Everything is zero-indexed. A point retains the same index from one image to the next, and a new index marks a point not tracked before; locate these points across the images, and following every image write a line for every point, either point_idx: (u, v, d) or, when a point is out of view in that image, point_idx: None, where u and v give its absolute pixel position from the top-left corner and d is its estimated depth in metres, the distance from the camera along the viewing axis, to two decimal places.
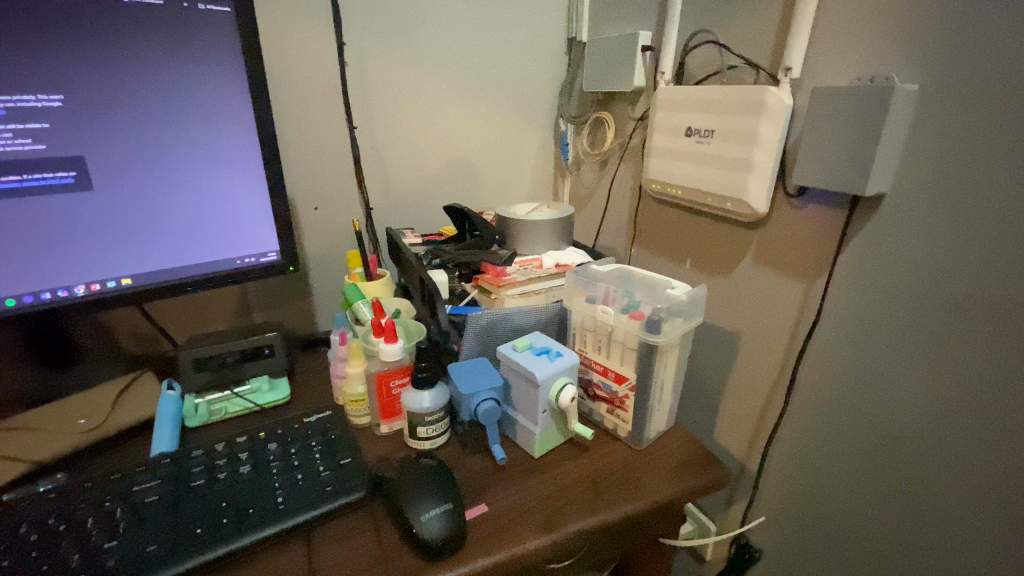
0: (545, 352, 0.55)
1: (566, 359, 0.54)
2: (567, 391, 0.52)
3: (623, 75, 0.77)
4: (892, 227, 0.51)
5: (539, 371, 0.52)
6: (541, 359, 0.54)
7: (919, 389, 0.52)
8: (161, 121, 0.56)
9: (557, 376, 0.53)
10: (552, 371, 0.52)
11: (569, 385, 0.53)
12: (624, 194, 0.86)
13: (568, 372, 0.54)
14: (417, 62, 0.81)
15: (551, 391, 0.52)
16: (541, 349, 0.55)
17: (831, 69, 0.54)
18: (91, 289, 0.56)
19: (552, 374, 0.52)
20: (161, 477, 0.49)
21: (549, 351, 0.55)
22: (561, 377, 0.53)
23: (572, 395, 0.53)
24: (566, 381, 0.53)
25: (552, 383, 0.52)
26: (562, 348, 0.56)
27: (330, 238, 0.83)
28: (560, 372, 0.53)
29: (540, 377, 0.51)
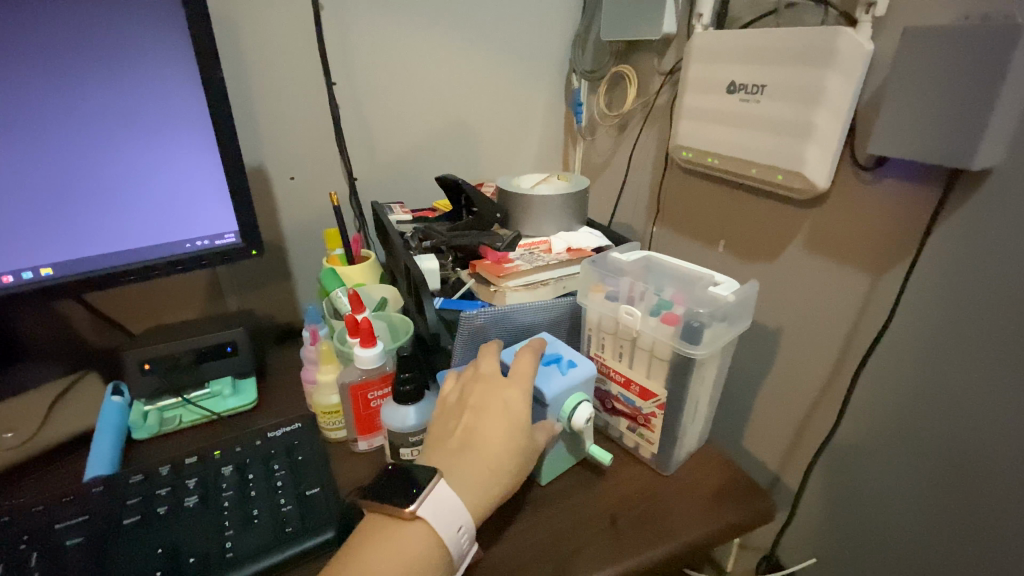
0: (554, 361, 0.45)
1: (581, 370, 0.45)
2: (582, 411, 0.44)
3: (650, 19, 0.64)
4: (995, 212, 0.41)
5: (547, 390, 0.43)
6: (551, 371, 0.45)
7: (1014, 415, 0.42)
8: (77, 70, 0.44)
9: (570, 393, 0.44)
10: (564, 389, 0.43)
11: (585, 402, 0.44)
12: (646, 163, 0.74)
13: (583, 387, 0.45)
14: (405, 4, 0.69)
15: (562, 411, 0.43)
16: (551, 356, 0.46)
17: (929, 3, 0.42)
18: (2, 282, 0.46)
19: (563, 391, 0.43)
20: (89, 512, 0.40)
21: (561, 359, 0.46)
22: (575, 393, 0.44)
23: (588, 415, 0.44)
24: (582, 398, 0.44)
25: (563, 401, 0.44)
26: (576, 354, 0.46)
27: (309, 214, 0.73)
28: (573, 388, 0.44)
29: (548, 397, 0.42)
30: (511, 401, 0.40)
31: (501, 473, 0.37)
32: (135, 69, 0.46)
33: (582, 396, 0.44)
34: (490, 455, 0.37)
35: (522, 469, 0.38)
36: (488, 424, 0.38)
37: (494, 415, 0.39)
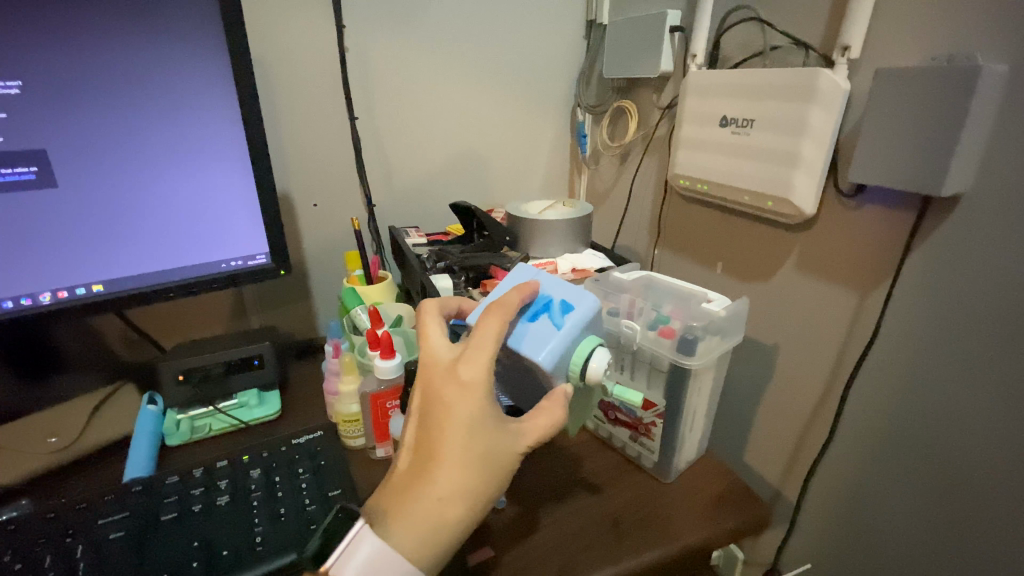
0: (542, 318, 0.40)
1: (575, 314, 0.40)
2: (598, 358, 0.40)
3: (648, 59, 0.69)
4: (966, 236, 0.44)
5: (545, 352, 0.38)
6: (542, 326, 0.40)
7: (996, 426, 0.44)
8: (133, 108, 0.50)
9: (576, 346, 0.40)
10: (564, 344, 0.39)
11: (596, 349, 0.41)
12: (647, 190, 0.79)
13: (580, 333, 0.40)
14: (423, 47, 0.75)
15: (576, 367, 0.40)
16: (539, 306, 0.41)
17: (898, 48, 0.46)
18: (58, 296, 0.51)
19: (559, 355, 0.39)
20: (129, 509, 0.44)
21: (551, 307, 0.41)
22: (582, 341, 0.40)
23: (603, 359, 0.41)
24: (592, 345, 0.41)
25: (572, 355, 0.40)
26: (570, 295, 0.42)
27: (331, 237, 0.77)
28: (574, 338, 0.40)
29: (553, 357, 0.38)
30: (460, 397, 0.36)
31: (469, 483, 0.35)
32: (185, 107, 0.52)
33: (591, 341, 0.41)
34: (446, 469, 0.35)
35: (485, 469, 0.35)
36: (435, 433, 0.35)
37: (444, 421, 0.35)
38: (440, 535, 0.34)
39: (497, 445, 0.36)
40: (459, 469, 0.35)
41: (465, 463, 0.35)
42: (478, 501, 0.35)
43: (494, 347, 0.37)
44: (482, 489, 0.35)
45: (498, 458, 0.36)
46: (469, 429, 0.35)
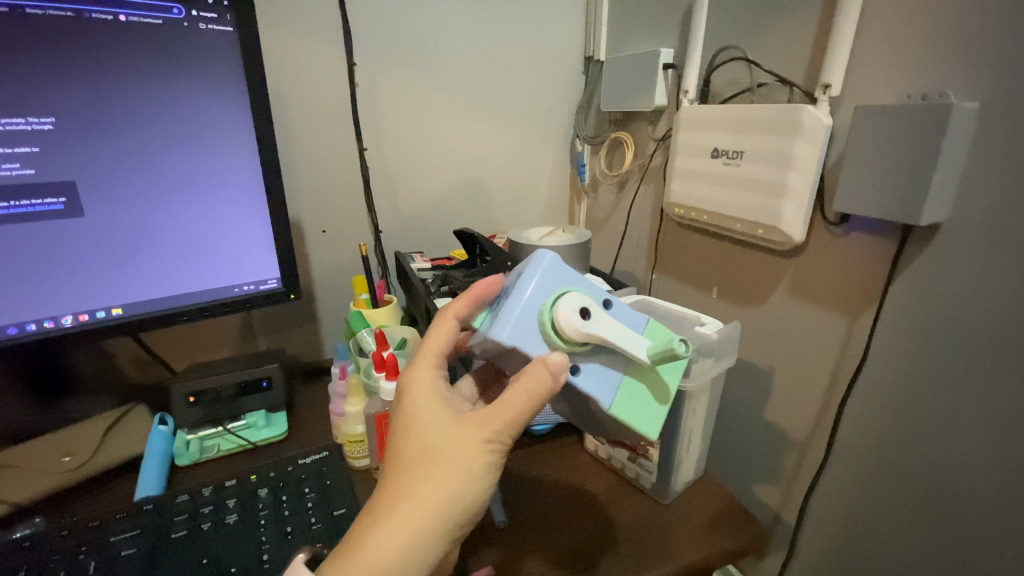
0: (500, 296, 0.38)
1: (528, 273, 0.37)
2: (567, 306, 0.35)
3: (643, 94, 0.73)
4: (947, 262, 0.46)
5: (494, 320, 0.35)
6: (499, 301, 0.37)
7: (986, 446, 0.45)
8: (158, 143, 0.53)
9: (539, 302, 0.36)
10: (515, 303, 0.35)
11: (562, 297, 0.35)
12: (644, 217, 0.81)
13: (538, 292, 0.36)
14: (429, 81, 0.79)
15: (549, 327, 0.35)
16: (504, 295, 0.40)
17: (875, 86, 0.49)
18: (79, 319, 0.53)
19: (515, 325, 0.35)
20: (140, 527, 0.45)
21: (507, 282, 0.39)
22: (543, 293, 0.36)
23: (576, 305, 0.35)
24: (556, 296, 0.36)
25: (536, 312, 0.35)
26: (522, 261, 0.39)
27: (339, 263, 0.80)
28: (528, 292, 0.35)
29: (506, 321, 0.35)
30: (405, 404, 0.39)
31: (426, 483, 0.36)
32: (206, 141, 0.55)
33: (557, 291, 0.36)
34: (393, 469, 0.37)
35: (427, 463, 0.36)
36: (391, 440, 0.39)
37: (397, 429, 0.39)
38: (407, 544, 0.34)
39: (440, 439, 0.37)
40: (403, 467, 0.37)
41: (416, 464, 0.37)
42: (443, 499, 0.36)
43: (437, 351, 0.41)
44: (441, 486, 0.36)
45: (450, 451, 0.37)
46: (415, 425, 0.38)
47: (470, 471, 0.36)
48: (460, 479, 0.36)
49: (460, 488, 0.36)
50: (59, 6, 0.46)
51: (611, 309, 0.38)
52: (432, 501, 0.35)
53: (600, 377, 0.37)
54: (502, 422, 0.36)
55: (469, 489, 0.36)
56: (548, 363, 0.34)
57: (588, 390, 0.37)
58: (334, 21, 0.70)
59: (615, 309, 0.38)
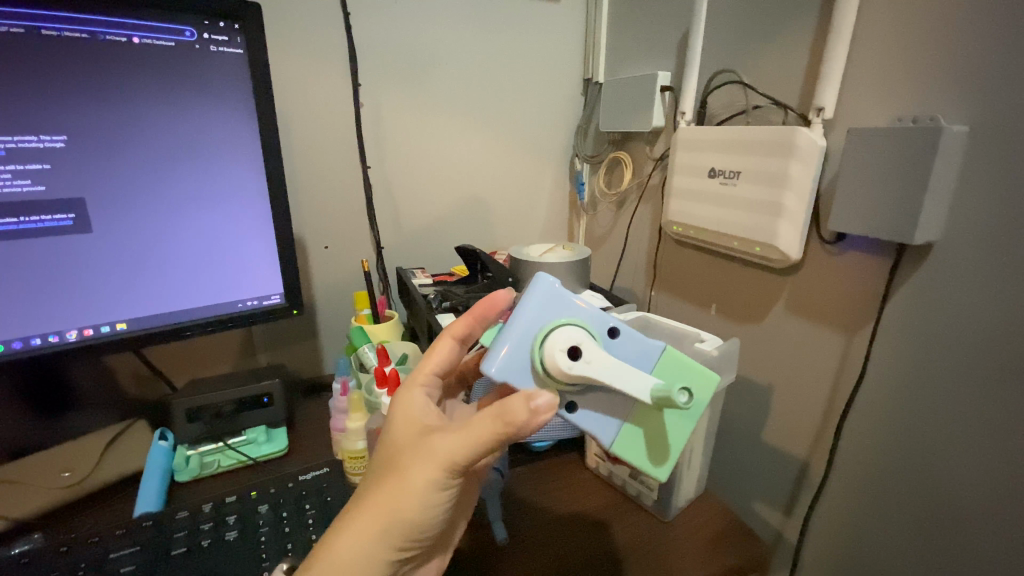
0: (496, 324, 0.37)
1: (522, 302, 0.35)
2: (557, 343, 0.33)
3: (641, 115, 0.75)
4: (940, 281, 0.47)
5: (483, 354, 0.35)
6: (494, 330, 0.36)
7: (985, 463, 0.45)
8: (167, 161, 0.54)
9: (534, 335, 0.34)
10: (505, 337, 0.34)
11: (554, 332, 0.34)
12: (643, 235, 0.82)
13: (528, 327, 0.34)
14: (432, 102, 0.80)
15: (537, 363, 0.34)
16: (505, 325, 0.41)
17: (867, 109, 0.51)
18: (84, 334, 0.54)
19: (503, 363, 0.34)
20: (140, 543, 0.44)
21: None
22: (536, 326, 0.34)
23: (566, 343, 0.33)
24: (549, 330, 0.34)
25: (529, 348, 0.34)
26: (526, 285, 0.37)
27: (340, 279, 0.81)
28: (520, 327, 0.34)
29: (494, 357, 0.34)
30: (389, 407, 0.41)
31: (379, 492, 0.36)
32: (214, 159, 0.57)
33: (551, 323, 0.34)
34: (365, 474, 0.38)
35: (386, 471, 0.37)
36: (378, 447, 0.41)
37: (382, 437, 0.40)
38: (352, 549, 0.35)
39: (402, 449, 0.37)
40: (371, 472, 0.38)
41: (379, 471, 0.37)
42: (386, 510, 0.36)
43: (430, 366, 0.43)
44: (386, 496, 0.36)
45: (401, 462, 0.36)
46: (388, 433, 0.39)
47: (416, 487, 0.35)
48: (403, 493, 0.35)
49: (403, 502, 0.35)
50: (75, 28, 0.47)
51: (617, 338, 0.36)
52: (375, 511, 0.35)
53: (599, 414, 0.36)
54: (454, 444, 0.35)
55: (413, 506, 0.36)
56: (531, 400, 0.32)
57: (583, 427, 0.36)
58: (340, 43, 0.72)
59: (622, 338, 0.36)
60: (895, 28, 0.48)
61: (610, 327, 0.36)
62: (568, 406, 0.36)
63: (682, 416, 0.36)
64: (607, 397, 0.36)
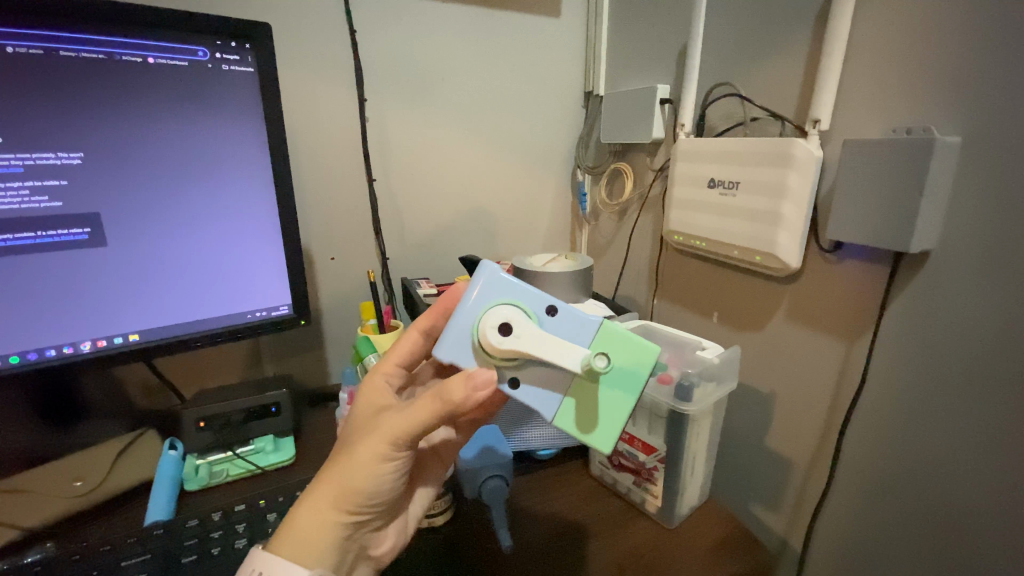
0: None
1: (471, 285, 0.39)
2: (490, 321, 0.36)
3: (641, 127, 0.76)
4: (937, 288, 0.48)
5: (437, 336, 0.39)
6: None
7: (987, 469, 0.46)
8: (178, 176, 0.56)
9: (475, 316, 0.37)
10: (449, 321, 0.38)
11: (490, 311, 0.37)
12: (644, 244, 0.83)
13: (470, 306, 0.37)
14: (436, 115, 0.82)
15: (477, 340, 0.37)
16: None
17: (863, 121, 0.52)
18: (97, 345, 0.55)
19: (446, 340, 0.37)
20: (151, 551, 0.45)
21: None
22: (475, 308, 0.37)
23: (499, 321, 0.36)
24: (486, 310, 0.37)
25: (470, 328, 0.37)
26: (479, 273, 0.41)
27: (346, 289, 0.82)
28: (462, 308, 0.37)
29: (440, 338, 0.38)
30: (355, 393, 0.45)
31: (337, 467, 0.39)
32: (225, 174, 0.58)
33: (489, 303, 0.37)
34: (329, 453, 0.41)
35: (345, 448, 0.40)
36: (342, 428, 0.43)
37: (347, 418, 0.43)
38: (310, 519, 0.38)
39: (362, 429, 0.40)
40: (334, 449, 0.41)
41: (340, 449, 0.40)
42: (337, 480, 0.38)
43: (394, 356, 0.47)
44: (339, 468, 0.38)
45: (357, 437, 0.39)
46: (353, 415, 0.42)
47: (369, 460, 0.38)
48: (356, 466, 0.38)
49: (353, 473, 0.38)
50: (93, 49, 0.49)
51: (555, 315, 0.37)
52: (325, 481, 0.38)
53: (538, 393, 0.38)
54: (403, 419, 0.38)
55: (360, 477, 0.38)
56: (472, 377, 0.35)
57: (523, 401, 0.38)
58: (346, 60, 0.74)
59: (561, 316, 0.37)
60: (890, 42, 0.49)
61: (549, 305, 0.37)
62: (511, 380, 0.38)
63: (623, 388, 0.37)
64: (550, 373, 0.38)
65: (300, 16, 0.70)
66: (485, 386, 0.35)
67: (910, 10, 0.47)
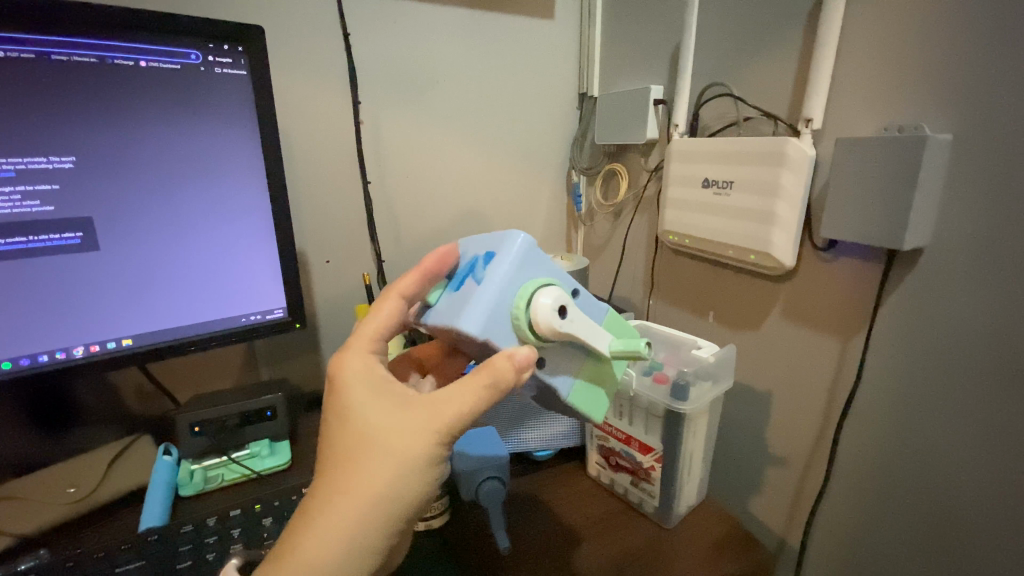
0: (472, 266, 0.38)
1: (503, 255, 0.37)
2: (549, 301, 0.35)
3: (635, 128, 0.76)
4: (931, 286, 0.48)
5: (463, 312, 0.35)
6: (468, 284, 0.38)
7: (984, 465, 0.46)
8: (171, 180, 0.55)
9: (515, 296, 0.36)
10: (489, 297, 0.35)
11: (543, 290, 0.36)
12: (639, 244, 0.84)
13: (513, 280, 0.36)
14: (431, 118, 0.82)
15: (523, 318, 0.36)
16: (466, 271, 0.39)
17: (855, 119, 0.52)
18: (90, 350, 0.54)
19: (490, 315, 0.35)
20: (146, 557, 0.45)
21: (474, 261, 0.39)
22: (518, 288, 0.36)
23: (557, 303, 0.36)
24: (536, 288, 0.36)
25: (515, 306, 0.36)
26: (491, 242, 0.39)
27: (341, 292, 0.82)
28: (507, 284, 0.36)
29: (478, 315, 0.35)
30: (343, 388, 0.39)
31: (371, 474, 0.36)
32: (218, 177, 0.58)
33: (534, 283, 0.36)
34: (343, 458, 0.37)
35: (373, 452, 0.36)
36: (338, 426, 0.38)
37: (344, 412, 0.38)
38: (349, 532, 0.35)
39: (386, 426, 0.37)
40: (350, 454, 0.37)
41: (362, 453, 0.36)
42: (373, 488, 0.36)
43: (374, 330, 0.42)
44: (387, 474, 0.36)
45: (390, 439, 0.36)
46: (364, 411, 0.38)
47: (408, 460, 0.36)
48: (406, 466, 0.36)
49: (404, 476, 0.36)
50: (85, 53, 0.49)
51: (578, 297, 0.40)
52: (360, 492, 0.35)
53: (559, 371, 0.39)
54: (444, 414, 0.36)
55: (397, 480, 0.36)
56: (513, 357, 0.35)
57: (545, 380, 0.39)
58: (340, 63, 0.74)
59: (581, 298, 0.40)
60: (881, 41, 0.49)
61: (574, 288, 0.40)
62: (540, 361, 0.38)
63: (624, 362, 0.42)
64: (569, 352, 0.40)
65: (293, 19, 0.69)
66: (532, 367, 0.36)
67: (900, 9, 0.48)
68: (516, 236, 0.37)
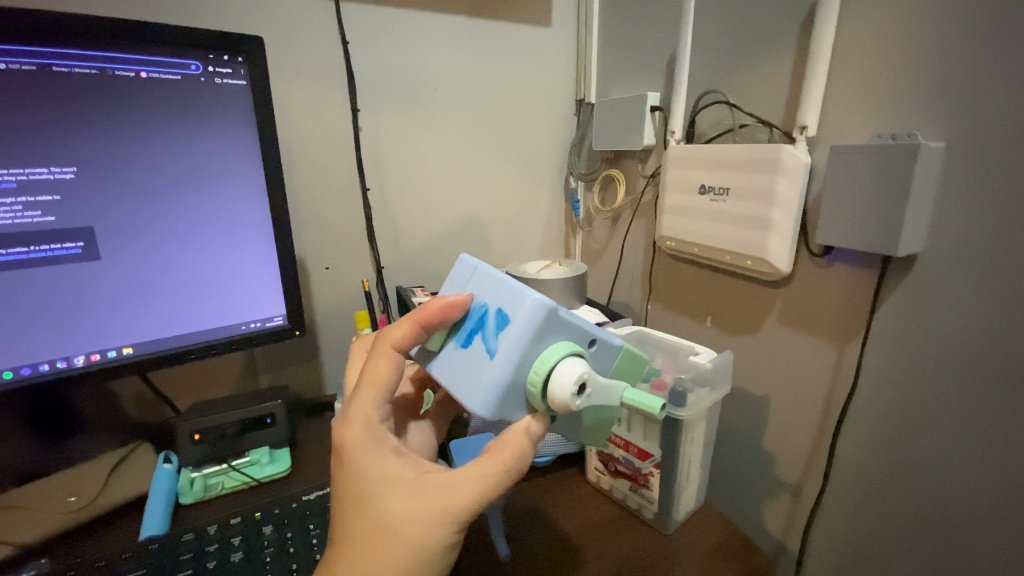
0: (483, 333, 0.36)
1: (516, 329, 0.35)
2: (568, 384, 0.34)
3: (633, 134, 0.77)
4: (926, 291, 0.48)
5: (476, 392, 0.35)
6: (479, 353, 0.36)
7: (980, 468, 0.46)
8: (170, 189, 0.56)
9: (532, 371, 0.35)
10: (501, 377, 0.34)
11: (561, 367, 0.34)
12: (638, 250, 0.84)
13: (526, 357, 0.35)
14: (429, 126, 0.83)
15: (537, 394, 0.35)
16: (475, 325, 0.38)
17: (849, 127, 0.53)
18: (91, 359, 0.55)
19: (502, 395, 0.35)
20: (146, 566, 0.45)
21: (487, 323, 0.36)
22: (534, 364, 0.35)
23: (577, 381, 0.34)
24: (553, 364, 0.34)
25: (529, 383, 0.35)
26: (505, 303, 0.36)
27: (341, 298, 0.82)
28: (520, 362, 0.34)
29: (490, 396, 0.35)
30: (353, 466, 0.38)
31: (392, 560, 0.35)
32: (217, 187, 0.58)
33: (552, 356, 0.35)
34: (362, 544, 0.36)
35: (392, 537, 0.36)
36: (354, 511, 0.37)
37: (358, 497, 0.37)
38: None
39: (402, 509, 0.36)
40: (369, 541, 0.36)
41: (382, 540, 0.36)
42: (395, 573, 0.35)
43: (377, 395, 0.41)
44: (414, 561, 0.35)
45: (407, 524, 0.36)
46: (379, 496, 0.37)
47: (428, 543, 0.36)
48: (425, 548, 0.36)
49: (430, 558, 0.36)
50: (86, 64, 0.49)
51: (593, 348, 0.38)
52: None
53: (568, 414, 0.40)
54: (460, 493, 0.36)
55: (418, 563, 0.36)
56: (527, 429, 0.37)
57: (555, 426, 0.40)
58: (339, 71, 0.74)
59: (596, 347, 0.38)
60: (874, 49, 0.50)
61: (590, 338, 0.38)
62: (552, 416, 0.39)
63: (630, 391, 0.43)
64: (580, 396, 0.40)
65: (292, 28, 0.70)
66: (541, 438, 0.38)
67: (892, 18, 0.48)
68: (532, 306, 0.34)
